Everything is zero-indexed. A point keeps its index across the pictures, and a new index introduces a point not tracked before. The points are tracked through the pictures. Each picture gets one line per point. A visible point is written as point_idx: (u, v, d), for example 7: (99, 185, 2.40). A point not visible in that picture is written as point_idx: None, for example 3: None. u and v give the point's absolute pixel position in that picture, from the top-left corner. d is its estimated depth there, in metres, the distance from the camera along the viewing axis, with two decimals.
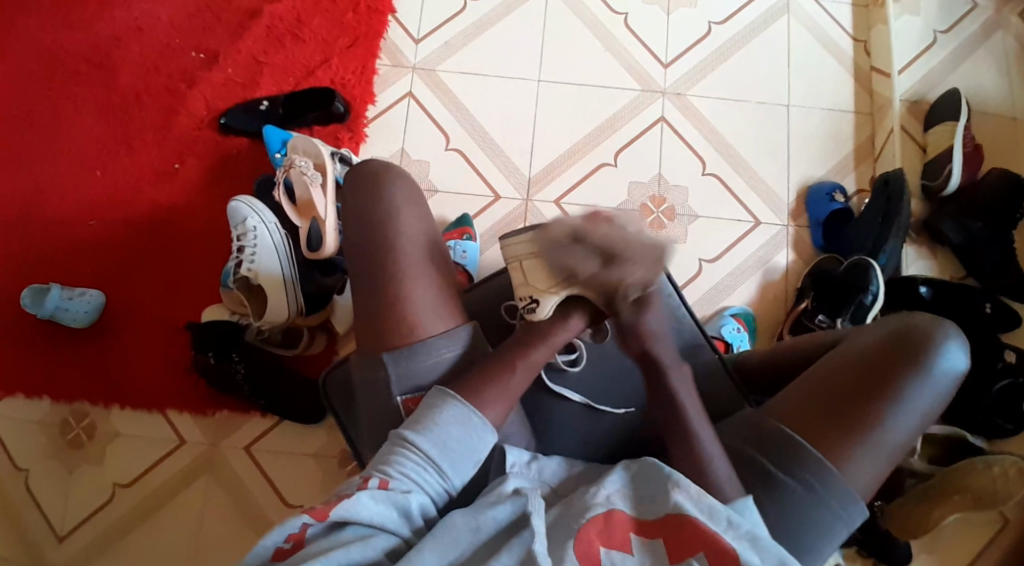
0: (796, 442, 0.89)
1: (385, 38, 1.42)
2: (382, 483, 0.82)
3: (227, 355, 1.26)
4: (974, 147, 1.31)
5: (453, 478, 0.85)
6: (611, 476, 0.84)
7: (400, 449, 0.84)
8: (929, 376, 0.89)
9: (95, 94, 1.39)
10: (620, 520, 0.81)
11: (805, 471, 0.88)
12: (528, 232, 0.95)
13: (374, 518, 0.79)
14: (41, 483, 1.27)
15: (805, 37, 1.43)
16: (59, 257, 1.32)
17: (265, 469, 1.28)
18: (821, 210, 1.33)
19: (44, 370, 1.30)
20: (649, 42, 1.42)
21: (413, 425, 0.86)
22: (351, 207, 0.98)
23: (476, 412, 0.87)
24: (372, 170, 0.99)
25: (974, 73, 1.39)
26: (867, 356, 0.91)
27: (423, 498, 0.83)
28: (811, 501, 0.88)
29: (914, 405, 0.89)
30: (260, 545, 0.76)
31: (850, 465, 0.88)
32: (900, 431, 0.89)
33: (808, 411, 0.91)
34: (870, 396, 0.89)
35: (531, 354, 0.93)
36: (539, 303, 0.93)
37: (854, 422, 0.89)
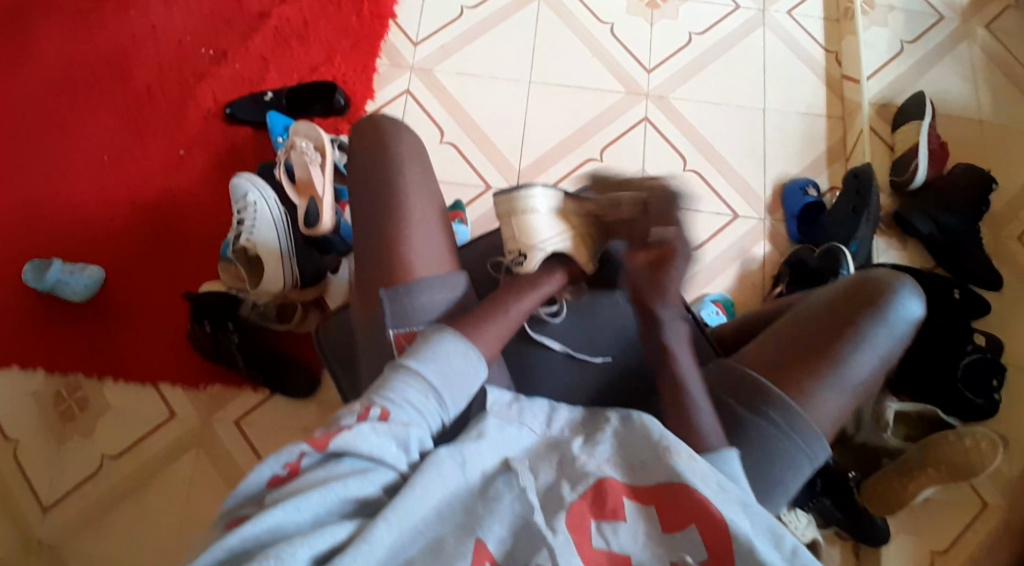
0: (760, 383, 0.93)
1: (386, 41, 1.49)
2: (382, 414, 0.82)
3: (223, 324, 1.29)
4: (939, 147, 1.38)
5: (449, 409, 0.86)
6: (601, 445, 0.86)
7: (402, 378, 0.86)
8: (886, 318, 0.94)
9: (108, 84, 1.46)
10: (612, 487, 0.81)
11: (771, 407, 0.91)
12: (516, 193, 1.00)
13: (374, 452, 0.78)
14: (30, 454, 1.29)
15: (780, 47, 1.52)
16: (65, 236, 1.37)
17: (255, 443, 1.30)
18: (795, 203, 1.40)
19: (41, 346, 1.33)
20: (635, 48, 1.51)
21: (412, 357, 0.87)
22: (357, 153, 0.99)
23: (473, 348, 0.89)
24: (381, 122, 1.00)
25: (940, 80, 1.48)
26: (826, 303, 0.97)
27: (421, 432, 0.83)
28: (780, 438, 0.91)
29: (873, 344, 0.93)
30: (257, 473, 0.76)
31: (812, 399, 0.91)
32: (859, 368, 0.93)
33: (773, 358, 0.95)
34: (831, 338, 0.94)
35: (519, 299, 0.96)
36: (526, 257, 0.99)
37: (816, 362, 0.93)
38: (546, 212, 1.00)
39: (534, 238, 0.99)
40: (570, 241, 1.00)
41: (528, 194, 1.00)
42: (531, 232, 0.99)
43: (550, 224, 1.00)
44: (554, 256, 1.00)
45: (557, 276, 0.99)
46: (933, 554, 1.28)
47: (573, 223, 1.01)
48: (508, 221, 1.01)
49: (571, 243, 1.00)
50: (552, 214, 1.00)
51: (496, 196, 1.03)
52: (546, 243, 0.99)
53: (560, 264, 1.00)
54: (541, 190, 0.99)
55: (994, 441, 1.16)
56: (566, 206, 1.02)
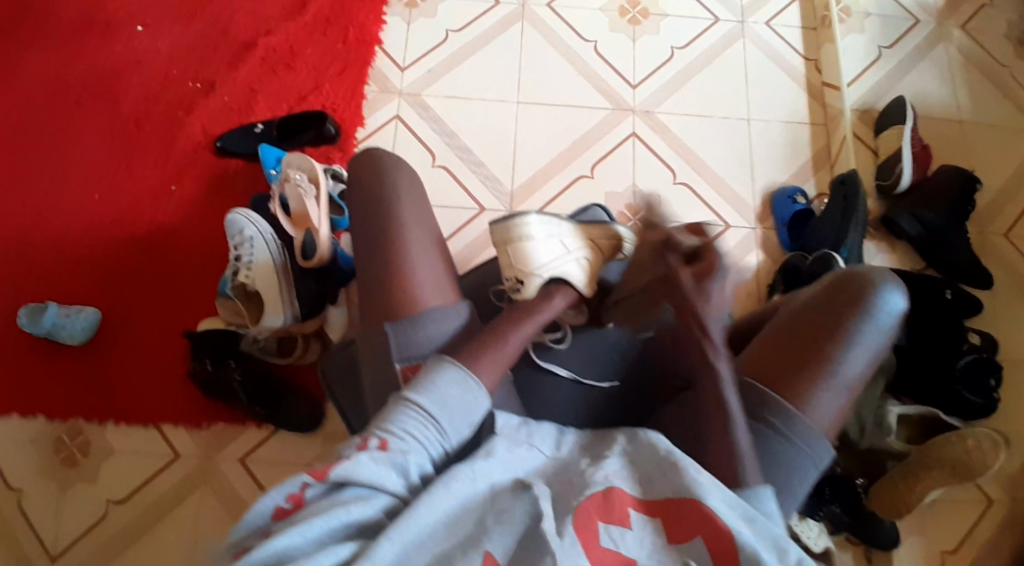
0: (758, 392, 0.93)
1: (373, 67, 1.50)
2: (381, 444, 0.84)
3: (224, 362, 1.29)
4: (922, 148, 1.41)
5: (450, 436, 0.87)
6: (610, 458, 0.87)
7: (402, 408, 0.87)
8: (874, 314, 0.94)
9: (95, 121, 1.45)
10: (619, 496, 0.82)
11: (771, 415, 0.92)
12: (510, 222, 1.05)
13: (374, 478, 0.80)
14: (33, 502, 1.28)
15: (761, 57, 1.54)
16: (57, 274, 1.36)
17: (261, 479, 1.30)
18: (785, 211, 1.43)
19: (38, 390, 1.32)
20: (618, 65, 1.53)
21: (412, 388, 0.89)
22: (354, 190, 1.02)
23: (473, 375, 0.90)
24: (377, 157, 1.03)
25: (918, 83, 1.51)
26: (816, 302, 0.97)
27: (421, 459, 0.85)
28: (783, 445, 0.91)
29: (863, 341, 0.94)
30: (262, 504, 0.78)
31: (809, 403, 0.92)
32: (852, 367, 0.93)
33: (768, 362, 0.95)
34: (823, 338, 0.94)
35: (519, 328, 0.97)
36: (523, 283, 1.03)
37: (810, 365, 0.93)
38: (539, 239, 1.05)
39: (529, 264, 1.03)
40: (563, 266, 1.04)
41: (521, 222, 1.05)
42: (527, 259, 1.03)
43: (543, 250, 1.04)
44: (551, 280, 1.03)
45: (557, 299, 1.01)
46: (944, 554, 1.31)
47: (565, 248, 1.05)
48: (504, 249, 1.06)
49: (563, 267, 1.04)
50: (545, 239, 1.05)
51: (491, 227, 1.08)
52: (543, 268, 1.02)
53: (558, 288, 1.03)
54: (533, 218, 1.04)
55: (997, 441, 1.16)
56: (557, 233, 1.07)
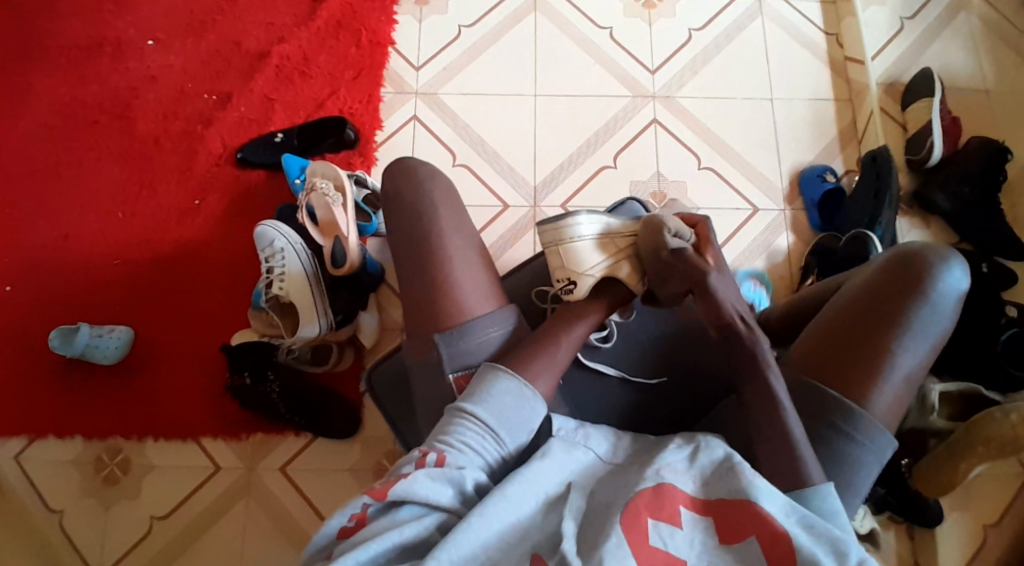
0: (820, 391, 0.93)
1: (388, 68, 1.48)
2: (438, 459, 0.83)
3: (263, 375, 1.29)
4: (951, 120, 1.39)
5: (507, 449, 0.87)
6: (668, 453, 0.86)
7: (459, 421, 0.86)
8: (932, 301, 0.93)
9: (113, 140, 1.44)
10: (670, 493, 0.81)
11: (835, 414, 0.91)
12: (561, 222, 1.00)
13: (430, 496, 0.80)
14: (78, 521, 1.29)
15: (780, 35, 1.51)
16: (88, 297, 1.36)
17: (302, 488, 1.30)
18: (815, 191, 1.40)
19: (77, 412, 1.32)
20: (635, 51, 1.50)
21: (468, 399, 0.88)
22: (389, 201, 1.00)
23: (529, 385, 0.89)
24: (410, 167, 1.01)
25: (943, 53, 1.47)
26: (870, 290, 0.95)
27: (477, 472, 0.84)
28: (845, 441, 0.91)
29: (922, 329, 0.93)
30: (327, 525, 0.80)
31: (872, 399, 0.92)
32: (912, 358, 0.92)
33: (826, 357, 0.94)
34: (882, 329, 0.93)
35: (570, 330, 0.96)
36: (575, 283, 0.98)
37: (871, 358, 0.92)
38: (592, 237, 1.00)
39: (582, 264, 0.98)
40: (618, 264, 0.99)
41: (572, 222, 1.00)
42: (579, 259, 0.99)
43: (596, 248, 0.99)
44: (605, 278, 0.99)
45: (608, 300, 0.99)
46: (986, 528, 1.27)
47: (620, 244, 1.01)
48: (556, 250, 1.01)
49: (619, 265, 0.99)
50: (598, 239, 1.00)
51: (540, 226, 1.03)
52: (595, 267, 0.98)
53: (609, 287, 1.00)
54: (586, 217, 0.99)
55: None
56: (610, 229, 1.02)
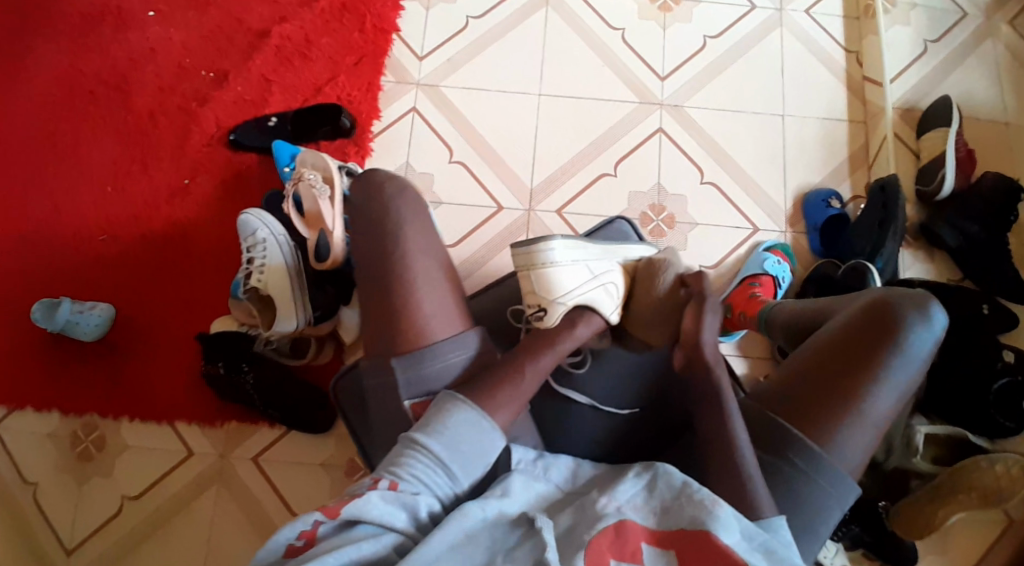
0: (781, 428, 0.90)
1: (391, 56, 1.44)
2: (392, 485, 0.83)
3: (238, 366, 1.27)
4: (967, 153, 1.33)
5: (461, 479, 0.86)
6: (624, 487, 0.85)
7: (411, 451, 0.86)
8: (906, 348, 0.90)
9: (107, 111, 1.42)
10: (632, 530, 0.82)
11: (795, 454, 0.89)
12: (534, 247, 1.02)
13: (384, 517, 0.80)
14: (51, 496, 1.28)
15: (799, 49, 1.46)
16: (71, 271, 1.34)
17: (274, 479, 1.29)
18: (817, 216, 1.36)
19: (54, 386, 1.31)
20: (646, 56, 1.45)
21: (422, 428, 0.87)
22: (359, 217, 0.99)
23: (485, 415, 0.88)
24: (379, 182, 1.00)
25: (965, 81, 1.42)
26: (846, 331, 0.93)
27: (430, 499, 0.84)
28: (808, 488, 0.89)
29: (894, 377, 0.90)
30: (274, 540, 0.78)
31: (837, 444, 0.89)
32: (882, 404, 0.90)
33: (794, 396, 0.92)
34: (853, 372, 0.90)
35: (538, 359, 0.94)
36: (545, 311, 1.01)
37: (838, 401, 0.90)
38: (564, 264, 1.03)
39: (553, 292, 1.01)
40: (589, 293, 1.02)
41: (545, 248, 1.02)
42: (550, 287, 1.01)
43: (566, 276, 1.02)
44: (576, 307, 1.01)
45: (580, 328, 0.99)
46: None
47: (592, 273, 1.03)
48: (527, 274, 1.03)
49: (590, 294, 1.02)
50: (570, 265, 1.03)
51: (513, 249, 1.06)
52: (566, 296, 1.01)
53: (582, 316, 1.00)
54: (559, 244, 1.02)
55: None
56: (581, 257, 1.05)
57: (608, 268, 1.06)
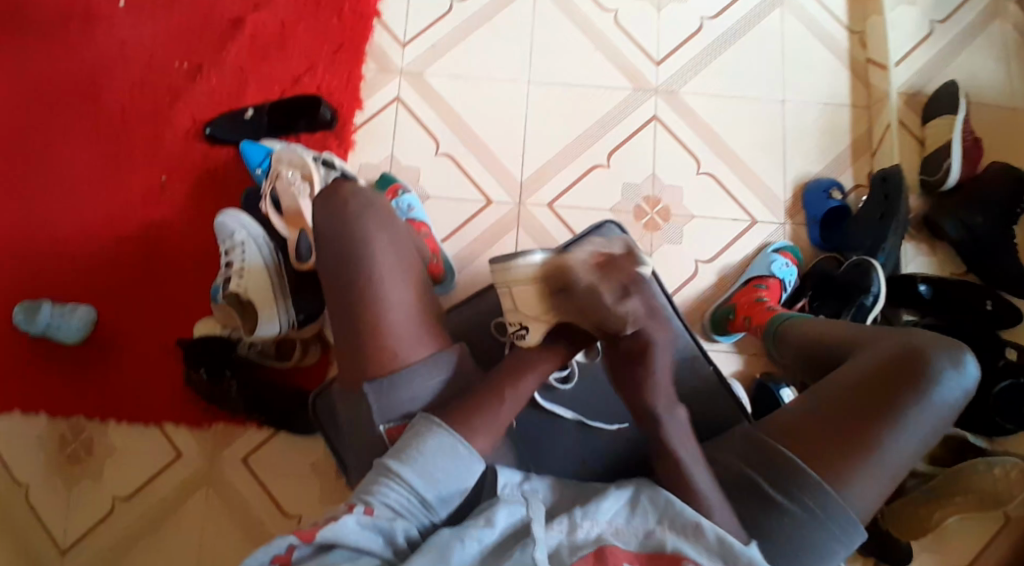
0: (795, 464, 0.88)
1: (372, 42, 1.40)
2: (366, 510, 0.80)
3: (220, 373, 1.25)
4: (973, 142, 1.28)
5: (438, 507, 0.84)
6: (603, 509, 0.83)
7: (386, 480, 0.83)
8: (932, 397, 0.89)
9: (82, 106, 1.37)
10: (612, 553, 0.79)
11: (806, 494, 0.87)
12: (514, 260, 0.93)
13: (360, 541, 0.77)
14: (42, 496, 1.26)
15: (799, 29, 1.40)
16: (49, 271, 1.31)
17: (264, 481, 1.27)
18: (817, 208, 1.31)
19: (35, 388, 1.28)
20: (641, 39, 1.39)
21: (396, 455, 0.85)
22: (323, 235, 0.95)
23: (462, 440, 0.86)
24: (343, 198, 0.96)
25: (971, 64, 1.37)
26: (871, 373, 0.91)
27: (407, 525, 0.81)
28: (813, 526, 0.87)
29: (917, 426, 0.88)
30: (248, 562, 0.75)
31: (851, 489, 0.87)
32: (900, 451, 0.88)
33: (810, 431, 0.90)
34: (875, 416, 0.88)
35: (517, 383, 0.93)
36: (528, 330, 0.95)
37: (857, 442, 0.88)
38: None
39: (537, 308, 0.94)
40: None
41: (526, 260, 0.93)
42: (534, 303, 0.94)
43: None
44: (563, 321, 0.96)
45: (565, 345, 0.95)
46: None
47: None
48: (508, 291, 0.96)
49: None
50: None
51: (489, 263, 0.98)
52: (552, 310, 0.95)
53: (571, 330, 0.95)
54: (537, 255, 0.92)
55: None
56: (557, 262, 1.03)
57: None
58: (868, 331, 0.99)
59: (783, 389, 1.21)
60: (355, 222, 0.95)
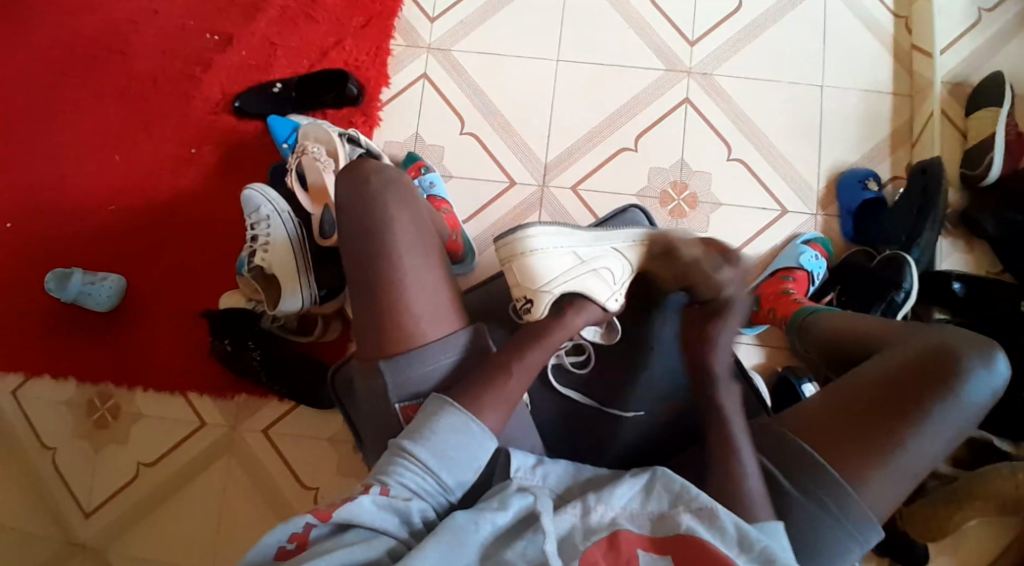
0: (814, 460, 0.86)
1: (401, 18, 1.38)
2: (382, 490, 0.81)
3: (244, 343, 1.27)
4: (1018, 137, 1.24)
5: (453, 486, 0.84)
6: (618, 493, 0.82)
7: (400, 459, 0.84)
8: (960, 398, 0.87)
9: (114, 76, 1.38)
10: (626, 539, 0.79)
11: (823, 490, 0.85)
12: (515, 236, 1.01)
13: (376, 521, 0.79)
14: (71, 460, 1.30)
15: (842, 12, 1.35)
16: (80, 240, 1.34)
17: (283, 452, 1.30)
18: (851, 199, 1.27)
19: (67, 353, 1.32)
20: (675, 18, 1.35)
21: (411, 434, 0.85)
22: (344, 212, 0.95)
23: (474, 418, 0.86)
24: (366, 174, 0.95)
25: (1022, 53, 1.31)
26: (898, 371, 0.89)
27: (423, 505, 0.82)
28: (828, 525, 0.85)
29: (942, 426, 0.86)
30: (263, 542, 0.77)
31: (869, 488, 0.85)
32: (923, 452, 0.86)
33: (831, 427, 0.88)
34: (899, 415, 0.86)
35: (524, 357, 0.93)
36: (532, 303, 1.00)
37: (879, 441, 0.86)
38: (545, 251, 1.02)
39: (538, 281, 1.00)
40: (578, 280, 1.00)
41: (526, 236, 1.02)
42: (535, 276, 1.00)
43: (552, 263, 1.01)
44: (563, 296, 1.00)
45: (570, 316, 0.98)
46: None
47: (579, 259, 1.02)
48: (512, 267, 1.02)
49: (578, 282, 1.00)
50: (554, 252, 1.02)
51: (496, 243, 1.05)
52: (552, 284, 0.99)
53: (574, 304, 0.99)
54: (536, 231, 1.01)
55: None
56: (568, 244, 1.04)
57: (599, 255, 1.04)
58: (898, 326, 0.96)
59: (804, 384, 1.18)
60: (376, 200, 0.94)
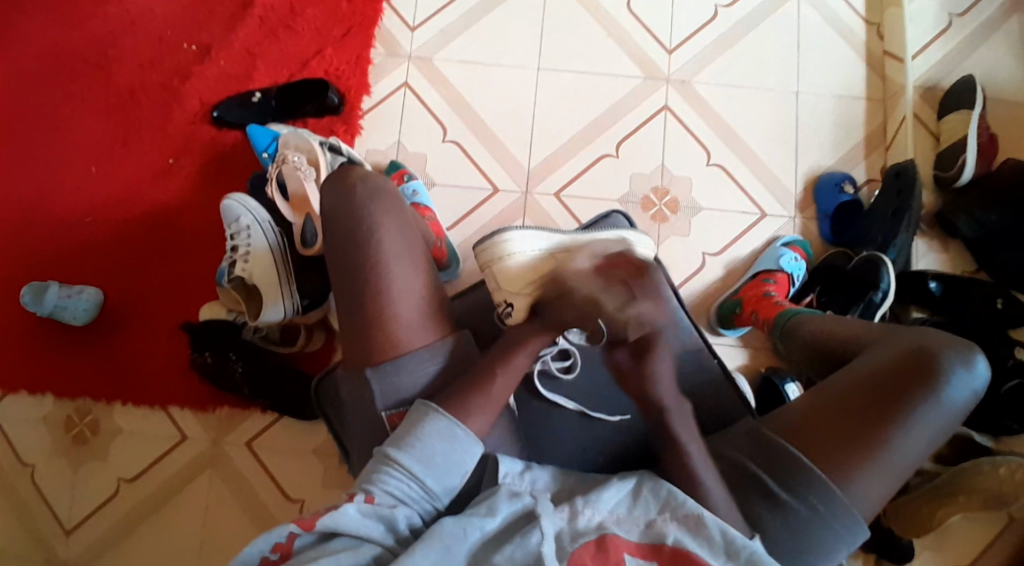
0: (800, 461, 0.87)
1: (380, 27, 1.38)
2: (367, 499, 0.80)
3: (225, 355, 1.26)
4: (989, 137, 1.27)
5: (439, 492, 0.83)
6: (602, 499, 0.83)
7: (386, 468, 0.83)
8: (941, 399, 0.87)
9: (90, 87, 1.37)
10: (613, 541, 0.78)
11: (809, 490, 0.86)
12: (494, 241, 1.02)
13: (361, 529, 0.77)
14: (48, 478, 1.27)
15: (816, 20, 1.38)
16: (56, 253, 1.32)
17: (266, 465, 1.28)
18: (829, 202, 1.29)
19: (44, 368, 1.29)
20: (654, 27, 1.37)
21: (396, 442, 0.85)
22: (330, 219, 0.94)
23: (459, 424, 0.86)
24: (352, 182, 0.95)
25: (989, 59, 1.35)
26: (880, 372, 0.90)
27: (409, 513, 0.81)
28: (816, 525, 0.86)
29: (925, 426, 0.87)
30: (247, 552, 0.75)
31: (855, 487, 0.86)
32: (907, 451, 0.87)
33: (816, 429, 0.89)
34: (882, 416, 0.87)
35: (510, 360, 0.93)
36: (513, 307, 1.01)
37: (863, 441, 0.86)
38: (524, 255, 1.02)
39: (518, 285, 1.01)
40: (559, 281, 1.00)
41: (505, 241, 1.02)
42: (515, 280, 1.01)
43: (531, 266, 1.02)
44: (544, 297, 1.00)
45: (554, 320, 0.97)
46: None
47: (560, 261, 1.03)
48: (493, 272, 1.03)
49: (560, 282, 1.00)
50: (534, 256, 1.02)
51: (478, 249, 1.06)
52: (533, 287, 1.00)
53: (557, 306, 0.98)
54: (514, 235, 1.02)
55: None
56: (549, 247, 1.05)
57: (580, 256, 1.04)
58: (879, 328, 0.97)
59: (788, 385, 1.19)
60: (361, 207, 0.94)
